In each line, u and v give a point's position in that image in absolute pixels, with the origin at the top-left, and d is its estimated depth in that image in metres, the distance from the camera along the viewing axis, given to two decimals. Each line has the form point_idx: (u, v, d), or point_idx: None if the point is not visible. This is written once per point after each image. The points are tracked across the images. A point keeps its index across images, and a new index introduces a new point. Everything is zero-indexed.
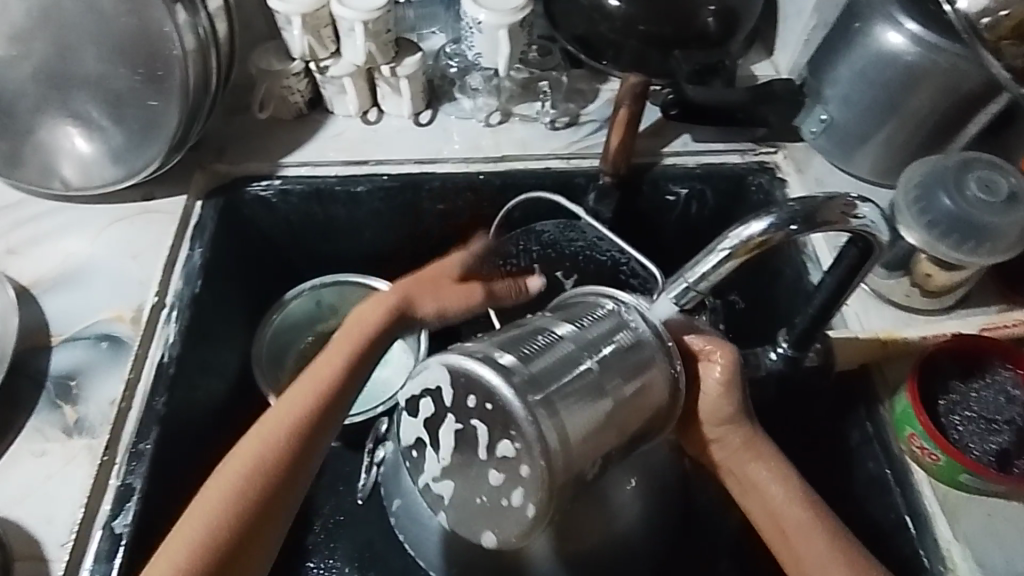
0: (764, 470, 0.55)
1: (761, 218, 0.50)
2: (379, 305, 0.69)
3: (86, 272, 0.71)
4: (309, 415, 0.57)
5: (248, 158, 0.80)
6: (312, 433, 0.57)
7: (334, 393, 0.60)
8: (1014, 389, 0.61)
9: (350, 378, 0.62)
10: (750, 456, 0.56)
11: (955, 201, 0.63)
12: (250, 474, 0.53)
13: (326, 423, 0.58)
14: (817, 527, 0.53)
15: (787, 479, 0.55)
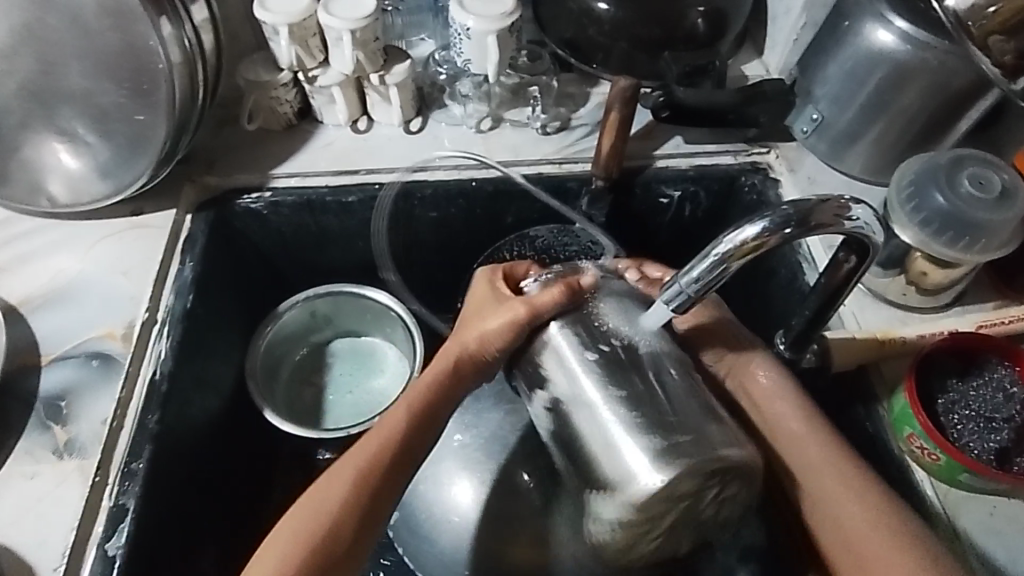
0: (787, 402, 0.59)
1: (754, 221, 0.47)
2: (443, 359, 0.56)
3: (75, 290, 0.71)
4: (376, 465, 0.53)
5: (238, 170, 0.79)
6: (385, 486, 0.53)
7: (401, 451, 0.54)
8: (1012, 387, 0.61)
9: (422, 430, 0.55)
10: (777, 391, 0.60)
11: (947, 198, 0.63)
12: (326, 528, 0.50)
13: (396, 477, 0.53)
14: (830, 458, 0.56)
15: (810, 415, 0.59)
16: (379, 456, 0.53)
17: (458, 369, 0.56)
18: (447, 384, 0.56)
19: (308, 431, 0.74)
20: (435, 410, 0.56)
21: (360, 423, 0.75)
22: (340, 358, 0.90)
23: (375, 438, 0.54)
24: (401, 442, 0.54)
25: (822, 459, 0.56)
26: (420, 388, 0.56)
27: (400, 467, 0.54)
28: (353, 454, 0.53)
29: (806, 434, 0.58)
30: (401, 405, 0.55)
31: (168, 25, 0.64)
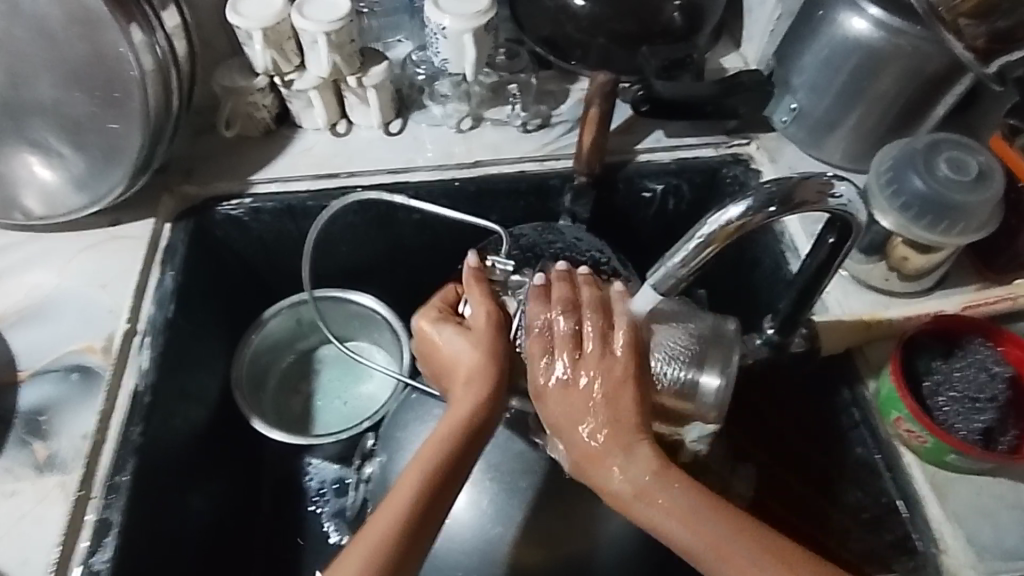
0: (659, 474, 0.48)
1: (738, 201, 0.48)
2: (468, 401, 0.53)
3: (53, 304, 0.69)
4: (395, 543, 0.47)
5: (217, 178, 0.79)
6: (412, 545, 0.48)
7: (422, 518, 0.49)
8: (995, 366, 0.61)
9: (445, 486, 0.50)
10: (620, 460, 0.49)
11: (926, 182, 0.64)
12: None
13: (422, 536, 0.49)
14: (729, 542, 0.45)
15: (675, 484, 0.48)
16: (395, 531, 0.48)
17: (478, 421, 0.52)
18: (465, 440, 0.52)
19: (295, 437, 0.73)
20: (451, 471, 0.51)
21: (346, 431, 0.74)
22: (328, 364, 0.90)
23: (389, 510, 0.49)
24: (424, 500, 0.49)
25: (709, 545, 0.46)
26: (434, 447, 0.51)
27: (421, 538, 0.49)
28: (367, 533, 0.48)
29: (682, 523, 0.46)
30: (414, 468, 0.51)
31: (138, 31, 0.63)
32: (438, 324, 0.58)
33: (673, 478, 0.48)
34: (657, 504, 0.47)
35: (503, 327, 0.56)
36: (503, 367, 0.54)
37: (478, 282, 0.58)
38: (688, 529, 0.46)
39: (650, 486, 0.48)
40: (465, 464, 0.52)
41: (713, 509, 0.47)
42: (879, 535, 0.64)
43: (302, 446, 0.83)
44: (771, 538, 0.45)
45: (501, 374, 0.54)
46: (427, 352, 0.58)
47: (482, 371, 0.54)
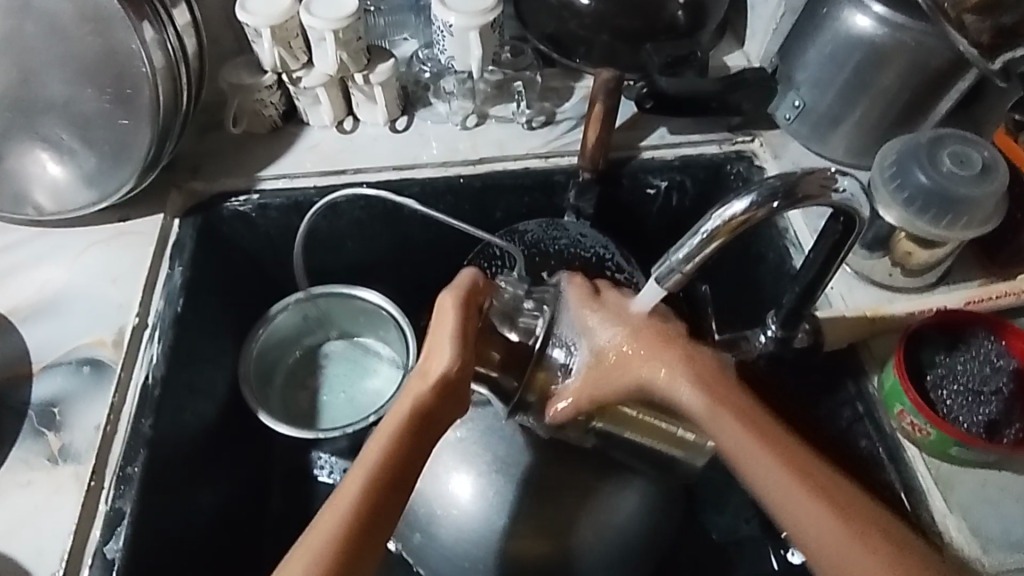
0: (756, 421, 0.51)
1: (740, 196, 0.48)
2: (416, 390, 0.54)
3: (63, 298, 0.70)
4: (343, 539, 0.49)
5: (225, 174, 0.79)
6: (368, 535, 0.50)
7: (375, 508, 0.51)
8: (999, 359, 0.61)
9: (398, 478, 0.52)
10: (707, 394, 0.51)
11: (929, 176, 0.64)
12: None
13: (377, 524, 0.51)
14: (807, 490, 0.49)
15: (768, 441, 0.50)
16: (342, 527, 0.49)
17: (428, 412, 0.54)
18: (411, 430, 0.53)
19: (303, 431, 0.74)
20: (398, 463, 0.52)
21: (352, 424, 0.75)
22: (334, 359, 0.90)
23: (337, 508, 0.50)
24: (380, 491, 0.51)
25: (789, 496, 0.49)
26: (379, 443, 0.53)
27: (373, 532, 0.50)
28: (316, 531, 0.50)
29: (772, 471, 0.49)
30: (362, 463, 0.52)
31: (149, 29, 0.64)
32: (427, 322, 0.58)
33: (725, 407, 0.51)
34: (752, 446, 0.50)
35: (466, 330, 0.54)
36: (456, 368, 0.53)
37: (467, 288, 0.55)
38: (772, 471, 0.49)
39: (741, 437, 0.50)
40: (412, 454, 0.53)
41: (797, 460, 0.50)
42: None
43: (309, 441, 0.84)
44: (839, 491, 0.49)
45: (451, 371, 0.53)
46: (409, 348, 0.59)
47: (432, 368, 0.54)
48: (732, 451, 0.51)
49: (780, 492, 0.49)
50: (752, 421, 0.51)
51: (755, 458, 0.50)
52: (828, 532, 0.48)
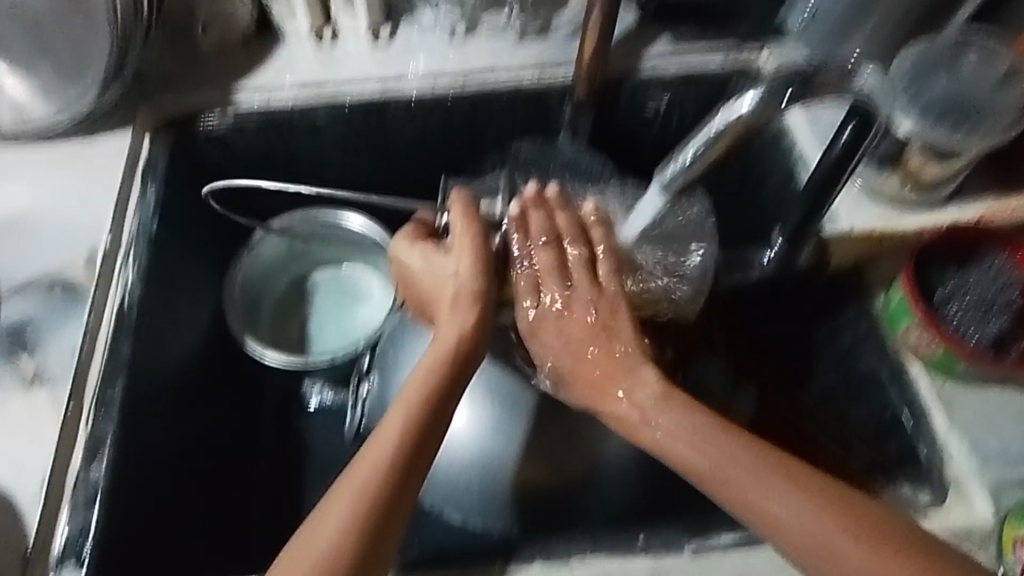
0: (715, 434, 0.46)
1: (750, 91, 0.45)
2: (454, 323, 0.51)
3: (29, 219, 0.66)
4: (382, 486, 0.45)
5: (196, 88, 0.74)
6: (411, 476, 0.46)
7: (417, 447, 0.47)
8: (1011, 273, 0.59)
9: (439, 416, 0.49)
10: (658, 404, 0.48)
11: (947, 83, 0.61)
12: (350, 524, 0.44)
13: (421, 463, 0.47)
14: (776, 477, 0.44)
15: (724, 442, 0.46)
16: (383, 474, 0.45)
17: (465, 348, 0.51)
18: (454, 372, 0.50)
19: (291, 359, 0.71)
20: (439, 408, 0.49)
21: (346, 352, 0.73)
22: (322, 290, 0.87)
23: (371, 458, 0.46)
24: (420, 429, 0.48)
25: (783, 498, 0.43)
26: (418, 386, 0.49)
27: (411, 482, 0.46)
28: (352, 477, 0.45)
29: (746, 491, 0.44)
30: (400, 407, 0.48)
31: None
32: (420, 250, 0.55)
33: (676, 404, 0.48)
34: (724, 448, 0.45)
35: (486, 250, 0.53)
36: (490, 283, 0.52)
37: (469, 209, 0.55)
38: (738, 461, 0.45)
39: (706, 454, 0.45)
40: (452, 400, 0.50)
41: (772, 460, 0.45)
42: (881, 448, 0.62)
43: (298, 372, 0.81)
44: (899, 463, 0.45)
45: (486, 295, 0.52)
46: (408, 274, 0.56)
47: (464, 288, 0.52)
48: (698, 469, 0.46)
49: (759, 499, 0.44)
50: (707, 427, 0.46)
51: (721, 471, 0.45)
52: (818, 522, 0.42)
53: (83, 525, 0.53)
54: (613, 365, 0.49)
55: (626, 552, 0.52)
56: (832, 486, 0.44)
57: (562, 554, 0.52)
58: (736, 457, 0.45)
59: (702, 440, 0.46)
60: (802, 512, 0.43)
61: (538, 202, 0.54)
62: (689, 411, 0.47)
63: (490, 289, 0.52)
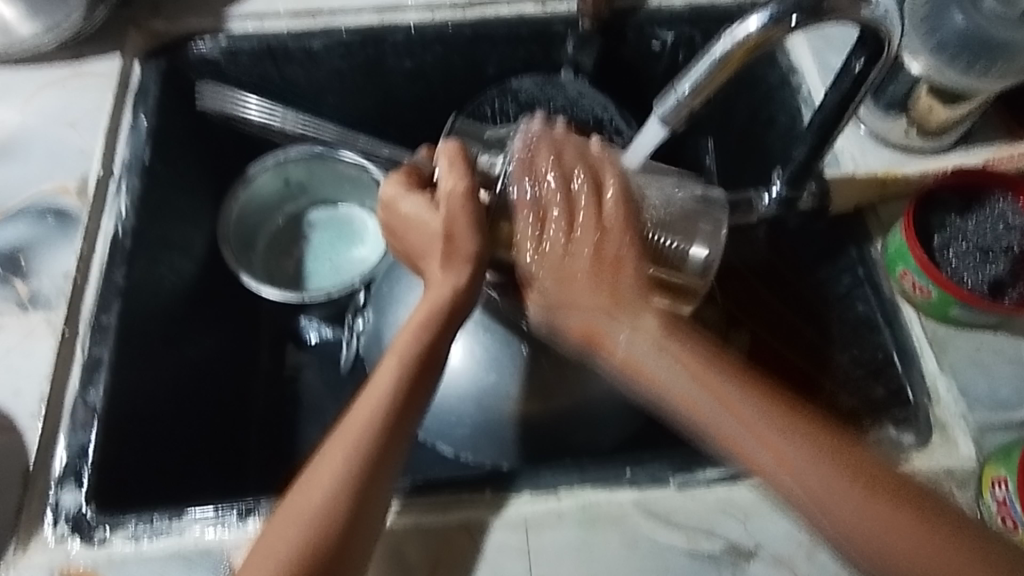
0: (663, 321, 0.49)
1: (758, 12, 0.43)
2: (445, 284, 0.49)
3: (19, 143, 0.65)
4: (370, 444, 0.46)
5: (187, 13, 0.72)
6: (392, 446, 0.47)
7: (399, 415, 0.47)
8: (1014, 218, 0.58)
9: (421, 381, 0.48)
10: (676, 358, 0.47)
11: (968, 18, 0.57)
12: (339, 487, 0.45)
13: (406, 427, 0.48)
14: (804, 454, 0.44)
15: (714, 375, 0.46)
16: (370, 439, 0.46)
17: (454, 307, 0.50)
18: (441, 324, 0.49)
19: (287, 294, 0.71)
20: (428, 361, 0.49)
21: (341, 287, 0.72)
22: (320, 227, 0.87)
23: (352, 431, 0.47)
24: (404, 397, 0.48)
25: (807, 474, 0.44)
26: (406, 343, 0.48)
27: (398, 436, 0.47)
28: (342, 434, 0.47)
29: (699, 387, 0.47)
30: (388, 366, 0.48)
31: None
32: (411, 199, 0.52)
33: (681, 343, 0.48)
34: (741, 405, 0.46)
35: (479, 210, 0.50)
36: (483, 242, 0.50)
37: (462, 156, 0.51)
38: (759, 423, 0.45)
39: (668, 371, 0.47)
40: (441, 350, 0.50)
41: (823, 442, 0.45)
42: (870, 391, 0.62)
43: (294, 306, 0.82)
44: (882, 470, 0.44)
45: (479, 257, 0.50)
46: (398, 226, 0.53)
47: (457, 248, 0.50)
48: (716, 423, 0.46)
49: (681, 385, 0.47)
50: (759, 395, 0.46)
51: (744, 432, 0.45)
52: (836, 491, 0.44)
53: (82, 446, 0.54)
54: (591, 262, 0.49)
55: (613, 482, 0.53)
56: (838, 457, 0.44)
57: (550, 483, 0.53)
58: (755, 423, 0.45)
59: (729, 395, 0.46)
60: (809, 479, 0.44)
61: (545, 137, 0.52)
62: (692, 353, 0.47)
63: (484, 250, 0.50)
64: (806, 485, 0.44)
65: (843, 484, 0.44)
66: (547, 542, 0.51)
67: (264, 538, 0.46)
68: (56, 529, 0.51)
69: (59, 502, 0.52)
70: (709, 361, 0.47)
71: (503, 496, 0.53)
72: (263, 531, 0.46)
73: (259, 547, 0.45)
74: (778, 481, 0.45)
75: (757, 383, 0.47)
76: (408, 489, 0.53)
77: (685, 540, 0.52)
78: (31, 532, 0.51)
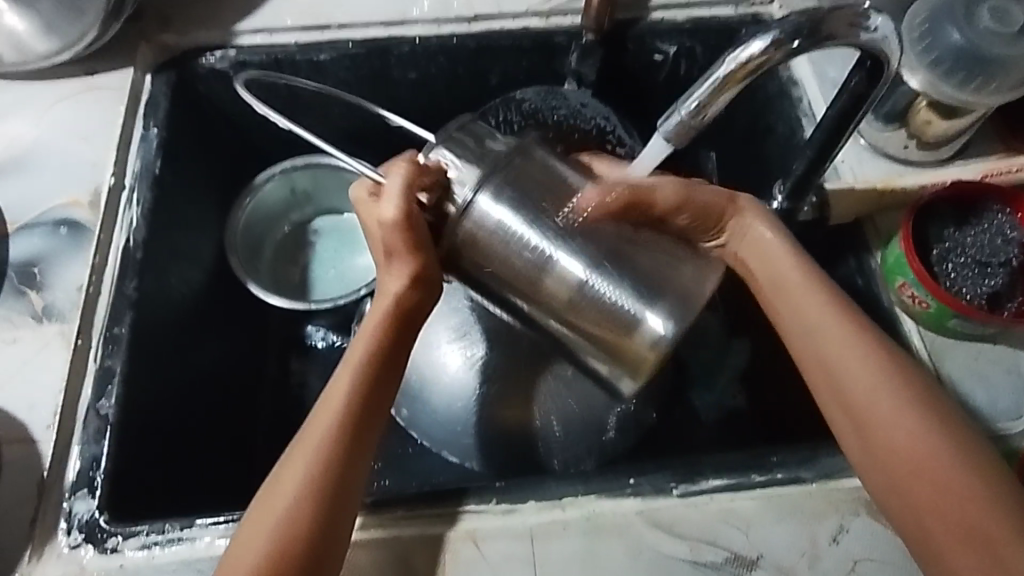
0: (808, 292, 0.54)
1: (758, 36, 0.45)
2: (388, 296, 0.54)
3: (31, 156, 0.67)
4: (337, 440, 0.50)
5: (196, 27, 0.73)
6: (355, 442, 0.50)
7: (360, 413, 0.51)
8: (1011, 231, 0.59)
9: (378, 382, 0.52)
10: (822, 287, 0.54)
11: (964, 34, 0.58)
12: (310, 483, 0.48)
13: (365, 423, 0.51)
14: (892, 393, 0.50)
15: (833, 304, 0.54)
16: (335, 436, 0.50)
17: (402, 315, 0.54)
18: (397, 321, 0.54)
19: (293, 303, 0.72)
20: (382, 364, 0.53)
21: (348, 296, 0.74)
22: (325, 235, 0.88)
23: (318, 430, 0.50)
24: (364, 396, 0.51)
25: (899, 413, 0.50)
26: (360, 348, 0.53)
27: (362, 430, 0.51)
28: (308, 436, 0.50)
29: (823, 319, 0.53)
30: (345, 370, 0.52)
31: None
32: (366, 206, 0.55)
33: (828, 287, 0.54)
34: (845, 341, 0.52)
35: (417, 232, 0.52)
36: (423, 258, 0.53)
37: (415, 172, 0.52)
38: (860, 362, 0.51)
39: (823, 303, 0.54)
40: (402, 344, 0.54)
41: (914, 389, 0.50)
42: None
43: (300, 314, 0.82)
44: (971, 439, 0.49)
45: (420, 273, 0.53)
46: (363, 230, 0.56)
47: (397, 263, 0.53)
48: (819, 342, 0.53)
49: (805, 301, 0.54)
50: (862, 334, 0.52)
51: (836, 358, 0.52)
52: (918, 435, 0.49)
53: (95, 456, 0.55)
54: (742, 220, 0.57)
55: (618, 491, 0.54)
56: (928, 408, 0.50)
57: (555, 493, 0.54)
58: (863, 361, 0.51)
59: (846, 330, 0.52)
60: (901, 415, 0.49)
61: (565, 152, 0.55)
62: (835, 298, 0.54)
63: (427, 263, 0.53)
64: (886, 426, 0.50)
65: (933, 431, 0.49)
66: (553, 551, 0.52)
67: (237, 544, 0.47)
68: (71, 539, 0.52)
69: (72, 512, 0.53)
70: (835, 298, 0.54)
71: (508, 505, 0.54)
72: (235, 538, 0.48)
73: (233, 555, 0.47)
74: (870, 418, 0.50)
75: (868, 330, 0.53)
76: (415, 498, 0.54)
77: (688, 550, 0.52)
78: (46, 541, 0.52)
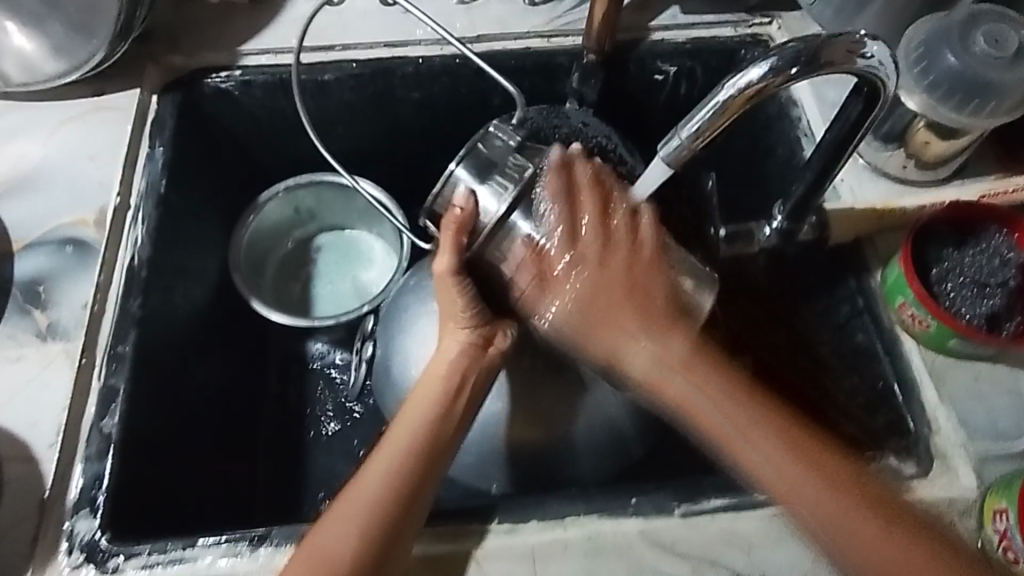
0: (716, 397, 0.52)
1: (758, 63, 0.45)
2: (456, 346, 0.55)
3: (39, 174, 0.67)
4: (403, 474, 0.51)
5: (204, 48, 0.74)
6: (420, 479, 0.52)
7: (426, 453, 0.52)
8: (1009, 252, 0.60)
9: (446, 427, 0.54)
10: (726, 393, 0.53)
11: (959, 58, 0.59)
12: (375, 508, 0.50)
13: (432, 463, 0.53)
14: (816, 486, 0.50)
15: (744, 405, 0.52)
16: (400, 469, 0.51)
17: (470, 368, 0.55)
18: (460, 376, 0.55)
19: (296, 320, 0.72)
20: (449, 410, 0.54)
21: (345, 314, 0.73)
22: (328, 251, 0.88)
23: (384, 460, 0.52)
24: (430, 439, 0.53)
25: (826, 506, 0.49)
26: (430, 392, 0.54)
27: (420, 486, 0.51)
28: (375, 462, 0.52)
29: (735, 424, 0.52)
30: (412, 412, 0.54)
31: None
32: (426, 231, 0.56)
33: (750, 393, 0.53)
34: (757, 436, 0.51)
35: (468, 284, 0.53)
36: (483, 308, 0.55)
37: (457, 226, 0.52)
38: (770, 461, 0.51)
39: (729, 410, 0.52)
40: (466, 406, 0.55)
41: (832, 478, 0.50)
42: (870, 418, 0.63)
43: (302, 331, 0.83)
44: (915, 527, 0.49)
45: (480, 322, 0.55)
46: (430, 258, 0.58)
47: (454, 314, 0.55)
48: (728, 440, 0.52)
49: (706, 406, 0.52)
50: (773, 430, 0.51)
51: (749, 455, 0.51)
52: (849, 527, 0.49)
53: (97, 474, 0.55)
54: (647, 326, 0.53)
55: (619, 511, 0.54)
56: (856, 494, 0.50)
57: (555, 513, 0.54)
58: (775, 455, 0.51)
59: (759, 430, 0.51)
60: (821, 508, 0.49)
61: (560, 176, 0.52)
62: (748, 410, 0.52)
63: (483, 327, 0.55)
64: (810, 508, 0.50)
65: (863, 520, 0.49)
66: (553, 572, 0.52)
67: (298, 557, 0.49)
68: (71, 559, 0.52)
69: (74, 531, 0.53)
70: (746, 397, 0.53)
71: (510, 526, 0.54)
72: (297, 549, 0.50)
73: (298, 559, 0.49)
74: (798, 507, 0.50)
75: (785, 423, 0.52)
76: None
77: (689, 569, 0.52)
78: (47, 560, 0.52)
